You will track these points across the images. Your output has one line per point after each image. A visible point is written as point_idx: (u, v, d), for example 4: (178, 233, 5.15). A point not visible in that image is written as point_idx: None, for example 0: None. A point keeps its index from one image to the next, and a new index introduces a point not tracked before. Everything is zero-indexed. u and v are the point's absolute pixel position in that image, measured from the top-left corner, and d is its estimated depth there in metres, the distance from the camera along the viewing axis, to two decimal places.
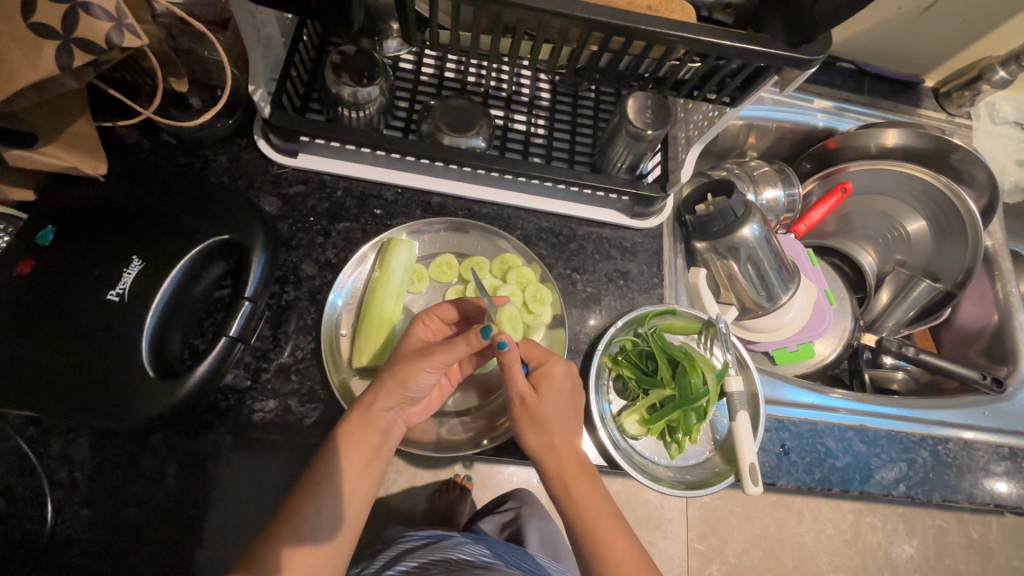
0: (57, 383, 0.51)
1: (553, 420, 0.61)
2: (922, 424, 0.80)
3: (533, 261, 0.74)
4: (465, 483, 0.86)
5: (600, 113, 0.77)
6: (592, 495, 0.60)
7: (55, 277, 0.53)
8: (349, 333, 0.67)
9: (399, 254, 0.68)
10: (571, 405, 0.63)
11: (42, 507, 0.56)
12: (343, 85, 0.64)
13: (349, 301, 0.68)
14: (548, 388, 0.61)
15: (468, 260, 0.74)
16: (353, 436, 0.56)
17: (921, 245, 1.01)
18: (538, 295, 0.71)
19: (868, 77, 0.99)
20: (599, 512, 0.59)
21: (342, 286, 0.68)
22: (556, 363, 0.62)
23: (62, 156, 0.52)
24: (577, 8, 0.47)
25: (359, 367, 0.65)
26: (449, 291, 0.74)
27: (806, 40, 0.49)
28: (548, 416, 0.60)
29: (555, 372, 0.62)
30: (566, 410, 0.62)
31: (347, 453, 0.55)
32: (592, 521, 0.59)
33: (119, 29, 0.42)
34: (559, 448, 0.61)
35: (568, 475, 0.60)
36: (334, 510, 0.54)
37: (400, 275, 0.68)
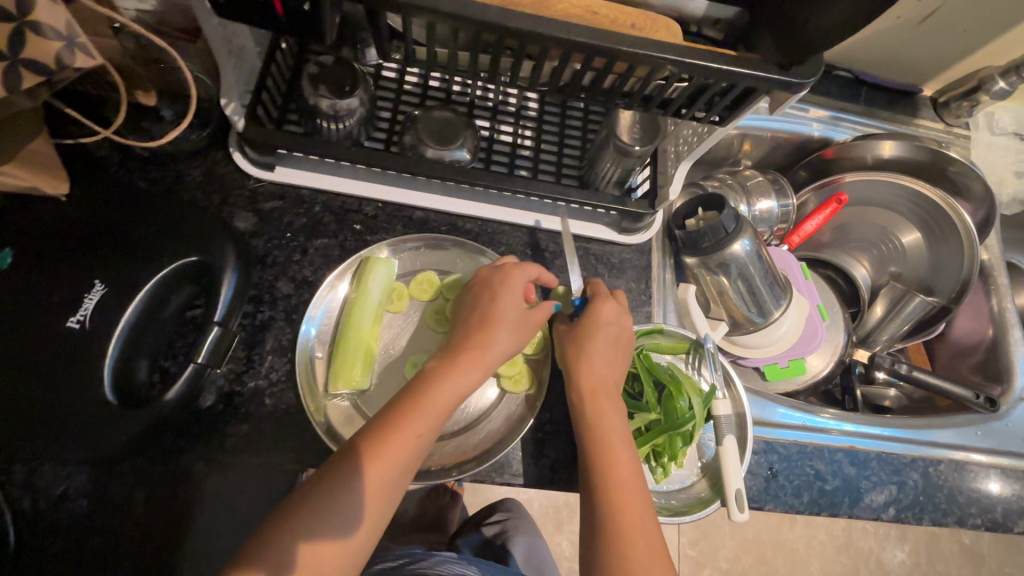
0: (18, 414, 0.49)
1: (594, 363, 0.62)
2: (913, 445, 0.78)
3: None
4: (455, 488, 0.94)
5: (588, 125, 0.75)
6: (620, 474, 0.57)
7: (13, 302, 0.51)
8: (325, 357, 0.65)
9: (377, 274, 0.67)
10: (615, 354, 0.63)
11: (4, 537, 0.54)
12: (321, 97, 0.61)
13: (323, 330, 0.66)
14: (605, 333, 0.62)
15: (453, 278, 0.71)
16: (415, 406, 0.54)
17: (917, 257, 0.99)
18: None
19: (864, 86, 0.97)
20: (619, 491, 0.56)
21: (313, 316, 0.66)
22: (602, 304, 0.63)
23: (21, 176, 0.50)
24: (557, 28, 0.45)
25: (334, 393, 0.63)
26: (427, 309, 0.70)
27: (797, 61, 0.47)
28: (590, 358, 0.62)
29: (610, 314, 0.63)
30: (612, 363, 0.62)
31: (404, 427, 0.53)
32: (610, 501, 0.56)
33: (70, 48, 0.40)
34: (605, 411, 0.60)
35: (602, 448, 0.58)
36: (368, 494, 0.51)
37: (379, 296, 0.67)
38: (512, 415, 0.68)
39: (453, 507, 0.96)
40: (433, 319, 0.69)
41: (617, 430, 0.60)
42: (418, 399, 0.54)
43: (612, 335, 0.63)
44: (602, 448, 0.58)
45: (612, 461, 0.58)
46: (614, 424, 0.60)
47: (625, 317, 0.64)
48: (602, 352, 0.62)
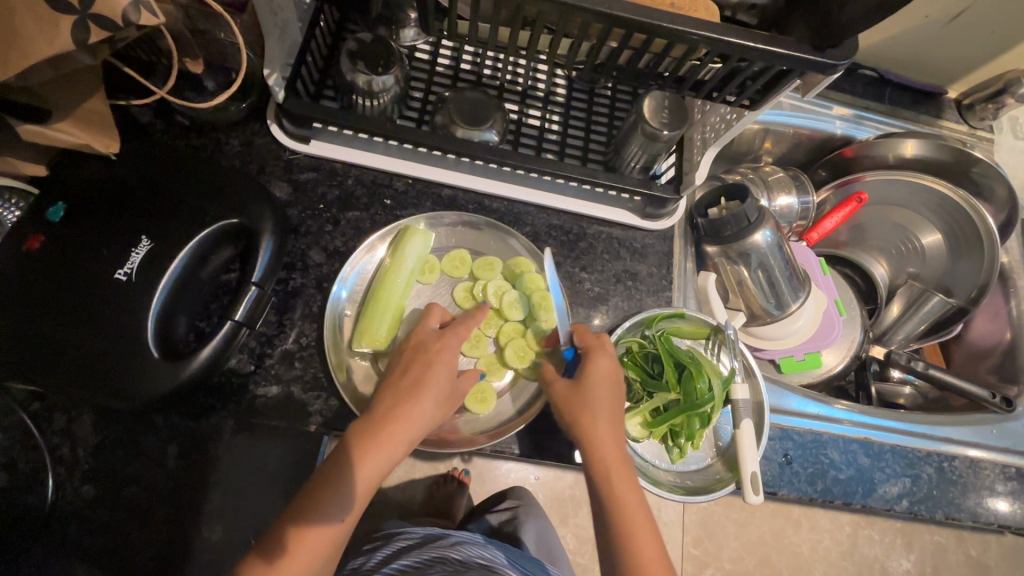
0: (63, 361, 0.51)
1: (597, 412, 0.60)
2: (928, 440, 0.79)
3: (545, 269, 0.74)
4: (463, 477, 0.94)
5: (615, 111, 0.76)
6: (620, 482, 0.58)
7: (64, 253, 0.53)
8: (353, 315, 0.68)
9: (413, 244, 0.69)
10: (613, 395, 0.62)
11: (44, 482, 0.56)
12: (358, 73, 0.63)
13: (354, 292, 0.69)
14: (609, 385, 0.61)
15: (485, 258, 0.75)
16: (408, 410, 0.57)
17: (935, 258, 1.00)
18: (543, 301, 0.73)
19: (889, 86, 0.97)
20: (627, 503, 0.57)
21: (345, 278, 0.68)
22: (601, 355, 0.63)
23: (81, 137, 0.53)
24: (598, 2, 0.46)
25: (358, 349, 0.65)
26: (458, 286, 0.74)
27: (832, 45, 0.48)
28: (591, 405, 0.60)
29: (605, 364, 0.62)
30: (615, 407, 0.61)
31: (395, 431, 0.56)
32: (621, 510, 0.57)
33: (136, 7, 0.42)
34: (604, 435, 0.59)
35: (605, 461, 0.58)
36: (361, 480, 0.54)
37: (412, 263, 0.69)
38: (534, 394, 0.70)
39: (459, 495, 0.92)
40: (463, 296, 0.73)
41: (611, 439, 0.60)
42: (408, 406, 0.57)
43: (616, 388, 0.62)
44: (601, 458, 0.58)
45: (616, 471, 0.58)
46: (607, 433, 0.60)
47: (619, 371, 0.63)
48: (603, 399, 0.60)
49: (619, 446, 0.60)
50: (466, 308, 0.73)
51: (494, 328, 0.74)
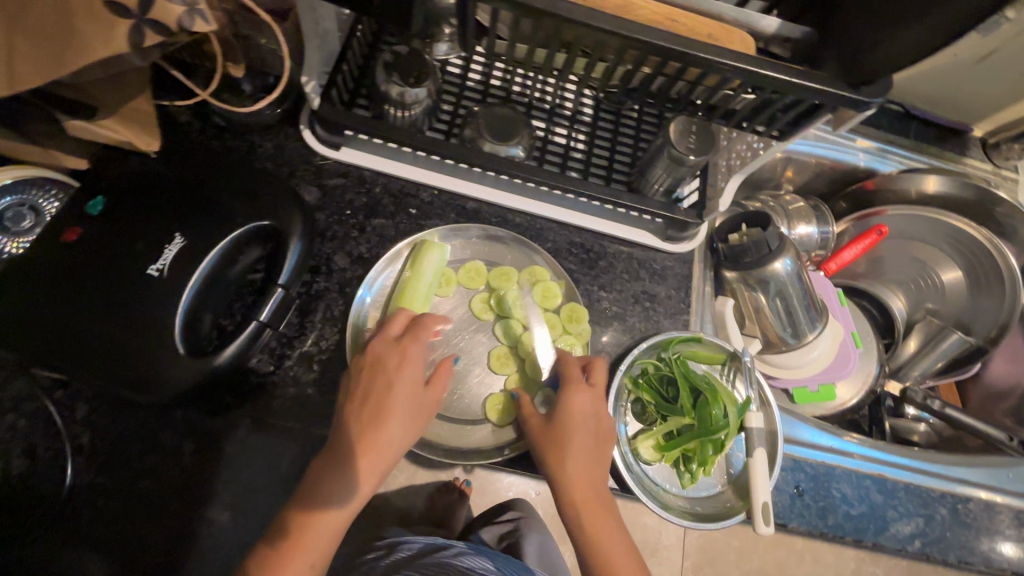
0: (91, 351, 0.52)
1: (569, 450, 0.61)
2: (942, 480, 0.77)
3: (561, 277, 0.73)
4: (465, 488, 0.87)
5: (641, 134, 0.77)
6: (598, 522, 0.60)
7: (100, 245, 0.54)
8: (373, 331, 0.67)
9: (430, 258, 0.69)
10: (593, 429, 0.63)
11: (62, 469, 0.56)
12: (392, 84, 0.64)
13: (377, 298, 0.69)
14: (584, 422, 0.62)
15: (501, 268, 0.74)
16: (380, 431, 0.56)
17: (955, 296, 0.98)
18: (573, 314, 0.71)
19: (914, 121, 0.97)
20: (601, 540, 0.59)
21: (372, 282, 0.68)
22: (579, 392, 0.63)
23: (120, 130, 0.54)
24: (638, 31, 0.47)
25: None
26: (476, 296, 0.74)
27: (866, 82, 0.48)
28: (564, 445, 0.61)
29: (583, 401, 0.63)
30: (590, 446, 0.62)
31: (370, 454, 0.55)
32: (597, 549, 0.59)
33: (191, 14, 0.44)
34: (577, 473, 0.60)
35: (579, 500, 0.60)
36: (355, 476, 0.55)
37: (431, 278, 0.68)
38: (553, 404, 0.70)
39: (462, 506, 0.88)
40: (479, 307, 0.73)
41: (586, 480, 0.61)
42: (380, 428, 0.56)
43: (590, 426, 0.62)
44: (572, 496, 0.60)
45: (589, 512, 0.60)
46: (584, 473, 0.61)
47: (596, 408, 0.63)
48: (576, 436, 0.61)
49: (593, 484, 0.61)
50: (485, 319, 0.73)
51: (512, 338, 0.72)
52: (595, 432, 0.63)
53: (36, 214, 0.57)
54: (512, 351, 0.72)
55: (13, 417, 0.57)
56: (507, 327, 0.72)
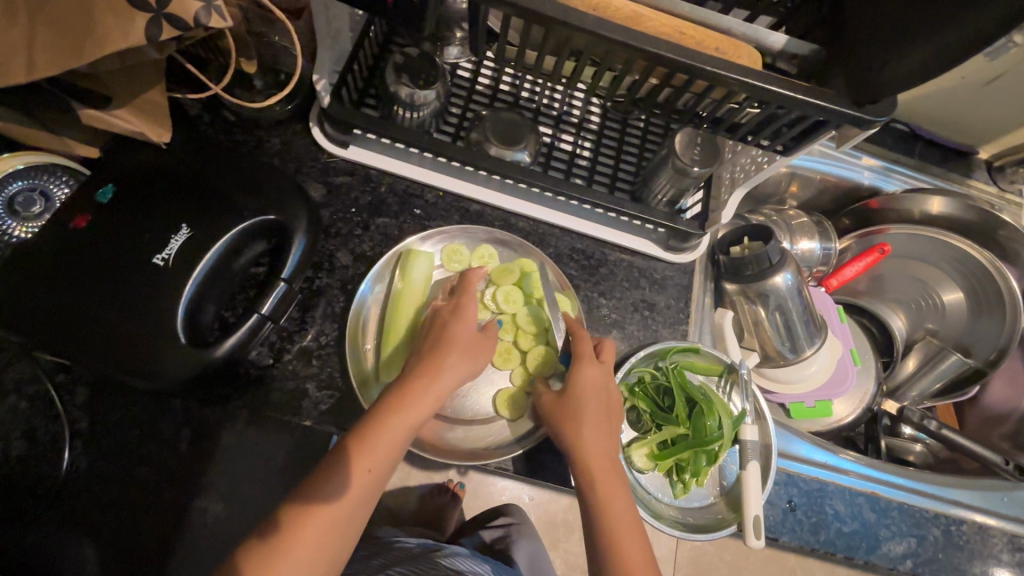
0: (94, 337, 0.53)
1: (581, 419, 0.61)
2: (937, 500, 0.77)
3: (547, 269, 0.74)
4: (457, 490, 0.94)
5: (647, 143, 0.77)
6: (612, 496, 0.59)
7: (107, 232, 0.55)
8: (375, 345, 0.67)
9: (418, 264, 0.68)
10: (604, 402, 0.63)
11: (59, 454, 0.57)
12: (401, 85, 0.65)
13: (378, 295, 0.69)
14: (595, 394, 0.63)
15: (501, 264, 0.74)
16: (431, 384, 0.58)
17: (955, 317, 0.98)
18: (560, 304, 0.72)
19: (920, 141, 0.98)
20: (614, 511, 0.58)
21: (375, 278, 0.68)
22: (591, 365, 0.63)
23: (134, 122, 0.55)
24: (646, 43, 0.48)
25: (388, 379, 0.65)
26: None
27: (872, 101, 0.49)
28: (579, 417, 0.61)
29: (596, 374, 0.63)
30: (602, 419, 0.62)
31: (405, 410, 0.55)
32: (611, 524, 0.58)
33: (207, 10, 0.44)
34: (590, 444, 0.60)
35: (591, 475, 0.59)
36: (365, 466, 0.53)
37: (422, 283, 0.68)
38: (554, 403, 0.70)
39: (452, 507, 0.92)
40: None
41: (598, 454, 0.60)
42: (431, 380, 0.58)
43: (601, 400, 0.63)
44: (585, 465, 0.59)
45: (602, 482, 0.59)
46: (597, 447, 0.60)
47: (608, 381, 0.64)
48: (588, 406, 0.62)
49: (608, 456, 0.61)
50: (481, 318, 0.73)
51: (511, 332, 0.73)
52: (606, 406, 0.63)
53: (46, 200, 0.57)
54: (513, 345, 0.73)
55: (15, 399, 0.57)
56: (504, 323, 0.73)
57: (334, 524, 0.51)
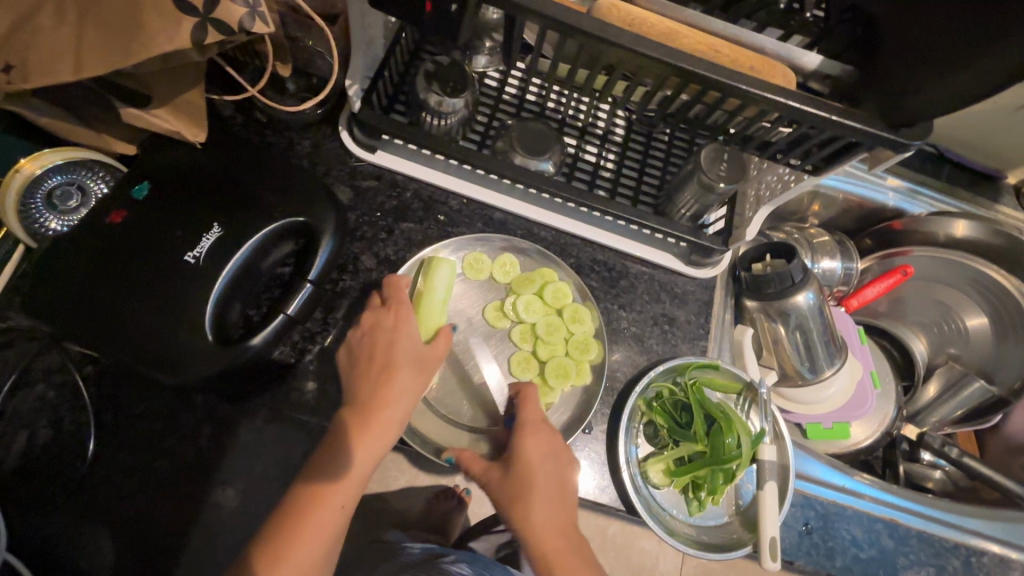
0: (124, 331, 0.53)
1: (528, 495, 0.60)
2: (957, 530, 0.76)
3: (568, 276, 0.75)
4: (463, 495, 0.89)
5: (671, 158, 0.76)
6: (570, 567, 0.58)
7: (142, 229, 0.56)
8: None
9: (443, 270, 0.68)
10: (552, 471, 0.62)
11: (84, 444, 0.58)
12: (432, 93, 0.66)
13: None
14: (541, 466, 0.61)
15: (522, 274, 0.74)
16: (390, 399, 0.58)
17: (979, 343, 0.96)
18: (575, 314, 0.73)
19: (947, 164, 0.97)
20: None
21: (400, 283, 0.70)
22: (531, 436, 0.62)
23: (172, 121, 0.56)
24: (680, 58, 0.48)
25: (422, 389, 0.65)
26: (489, 304, 0.74)
27: (906, 124, 0.48)
28: (530, 490, 0.60)
29: (543, 439, 0.63)
30: (548, 489, 0.61)
31: (376, 414, 0.57)
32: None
33: (251, 15, 0.46)
34: (539, 521, 0.60)
35: (546, 550, 0.59)
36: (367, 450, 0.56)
37: (444, 290, 0.68)
38: (575, 411, 0.71)
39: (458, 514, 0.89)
40: (493, 315, 0.73)
41: (551, 527, 0.60)
42: (390, 395, 0.58)
43: (548, 467, 0.62)
44: (538, 548, 0.59)
45: (557, 562, 0.58)
46: (549, 520, 0.60)
47: (552, 449, 0.63)
48: (536, 479, 0.61)
49: (562, 531, 0.60)
50: (499, 327, 0.73)
51: (530, 341, 0.73)
52: (554, 476, 0.62)
53: (82, 194, 0.58)
54: (532, 354, 0.73)
55: (43, 388, 0.59)
56: (523, 333, 0.73)
57: (333, 507, 0.54)
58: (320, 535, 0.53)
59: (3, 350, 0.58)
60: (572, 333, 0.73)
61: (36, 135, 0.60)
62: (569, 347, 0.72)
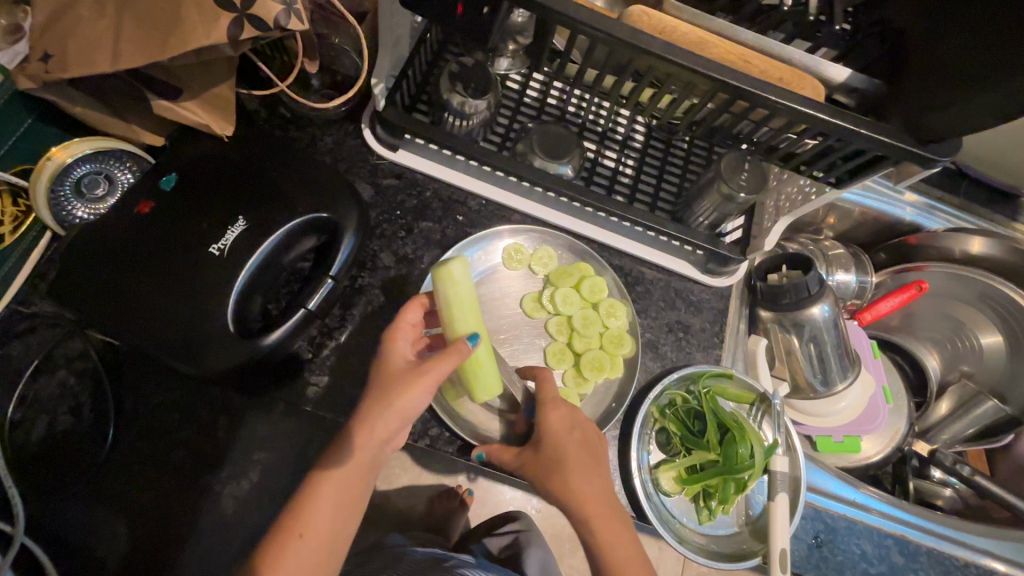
0: (147, 320, 0.54)
1: (565, 465, 0.58)
2: (968, 549, 0.75)
3: (604, 271, 0.75)
4: (466, 497, 0.94)
5: (690, 165, 0.75)
6: (615, 535, 0.56)
7: (167, 220, 0.56)
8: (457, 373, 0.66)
9: (450, 284, 0.62)
10: (583, 443, 0.61)
11: (102, 431, 0.58)
12: (455, 94, 0.66)
13: None
14: (568, 436, 0.61)
15: (561, 267, 0.75)
16: (392, 398, 0.53)
17: (993, 361, 0.95)
18: (611, 309, 0.74)
19: (966, 180, 0.96)
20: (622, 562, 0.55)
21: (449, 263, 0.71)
22: (555, 409, 0.62)
23: (200, 115, 0.57)
24: (712, 68, 0.48)
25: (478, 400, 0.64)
26: (527, 295, 0.75)
27: (934, 140, 0.49)
28: (565, 464, 0.59)
29: (563, 412, 0.62)
30: (583, 459, 0.59)
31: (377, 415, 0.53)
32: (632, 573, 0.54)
33: (287, 13, 0.46)
34: (578, 492, 0.57)
35: (592, 518, 0.56)
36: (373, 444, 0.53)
37: (456, 307, 0.62)
38: (606, 403, 0.72)
39: (458, 515, 0.91)
40: (531, 306, 0.75)
41: (595, 496, 0.58)
42: (390, 394, 0.53)
43: (574, 437, 0.61)
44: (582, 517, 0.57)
45: (604, 530, 0.56)
46: (591, 491, 0.58)
47: (576, 420, 0.63)
48: (566, 450, 0.60)
49: (604, 501, 0.58)
50: (536, 318, 0.75)
51: (565, 333, 0.74)
52: (587, 448, 0.61)
53: (109, 183, 0.59)
54: (567, 346, 0.74)
55: (65, 373, 0.59)
56: (559, 325, 0.74)
57: (336, 502, 0.52)
58: (325, 531, 0.51)
59: (26, 335, 0.59)
60: (608, 325, 0.74)
61: (66, 123, 0.60)
62: (606, 341, 0.73)
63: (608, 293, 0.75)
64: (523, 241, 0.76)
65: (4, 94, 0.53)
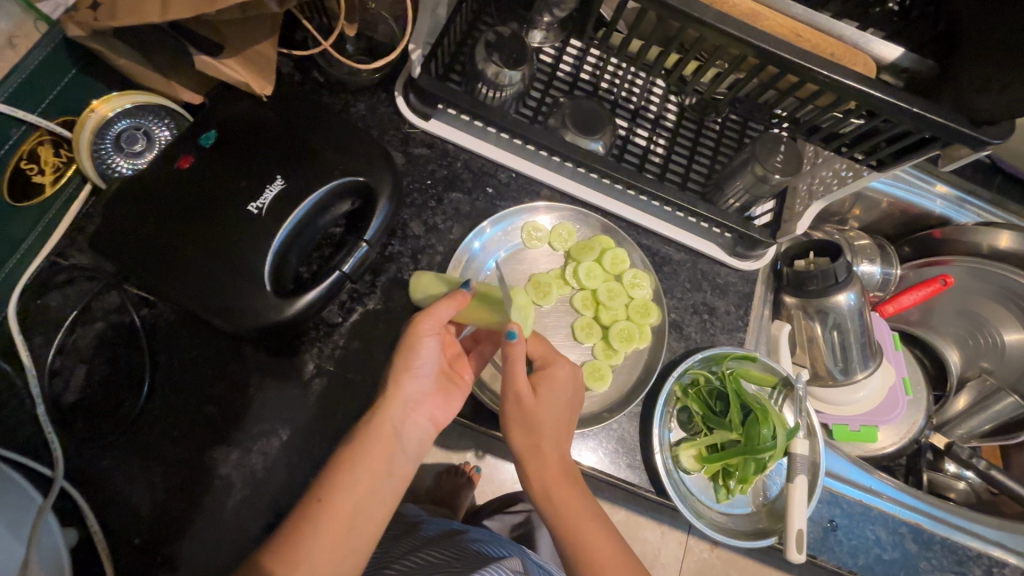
0: (185, 274, 0.54)
1: (547, 424, 0.60)
2: (982, 541, 0.76)
3: (625, 244, 0.75)
4: (474, 473, 0.94)
5: (722, 146, 0.73)
6: (571, 497, 0.60)
7: (206, 176, 0.57)
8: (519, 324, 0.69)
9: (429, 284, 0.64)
10: (568, 407, 0.63)
11: (140, 383, 0.60)
12: (490, 64, 0.64)
13: (484, 245, 0.72)
14: (563, 400, 0.62)
15: (580, 242, 0.75)
16: (411, 360, 0.58)
17: (1015, 359, 0.92)
18: (635, 280, 0.74)
19: (999, 174, 0.95)
20: (581, 527, 0.59)
21: (483, 232, 0.72)
22: (560, 363, 0.63)
23: (240, 72, 0.58)
24: (765, 40, 0.47)
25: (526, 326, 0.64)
26: (551, 273, 0.75)
27: (989, 121, 0.48)
28: (535, 424, 0.60)
29: (561, 372, 0.63)
30: (561, 423, 0.61)
31: (404, 383, 0.59)
32: (574, 533, 0.59)
33: None
34: (552, 453, 0.61)
35: (544, 476, 0.60)
36: (396, 419, 0.58)
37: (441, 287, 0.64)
38: (632, 380, 0.72)
39: (466, 490, 0.91)
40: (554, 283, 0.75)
41: (555, 458, 0.61)
42: (409, 356, 0.58)
43: (569, 396, 0.63)
44: (547, 476, 0.60)
45: (560, 494, 0.60)
46: (556, 454, 0.61)
47: (575, 379, 0.64)
48: (555, 407, 0.61)
49: (568, 466, 0.62)
50: (562, 294, 0.75)
51: (591, 308, 0.75)
52: (570, 409, 0.63)
53: (148, 139, 0.60)
54: (594, 319, 0.75)
55: (102, 325, 0.61)
56: (585, 299, 0.75)
57: (365, 464, 0.55)
58: (356, 489, 0.54)
59: (65, 286, 0.61)
60: (629, 292, 0.74)
61: (107, 77, 0.60)
62: (629, 310, 0.73)
63: (630, 264, 0.75)
64: (540, 219, 0.75)
65: (49, 42, 0.53)
